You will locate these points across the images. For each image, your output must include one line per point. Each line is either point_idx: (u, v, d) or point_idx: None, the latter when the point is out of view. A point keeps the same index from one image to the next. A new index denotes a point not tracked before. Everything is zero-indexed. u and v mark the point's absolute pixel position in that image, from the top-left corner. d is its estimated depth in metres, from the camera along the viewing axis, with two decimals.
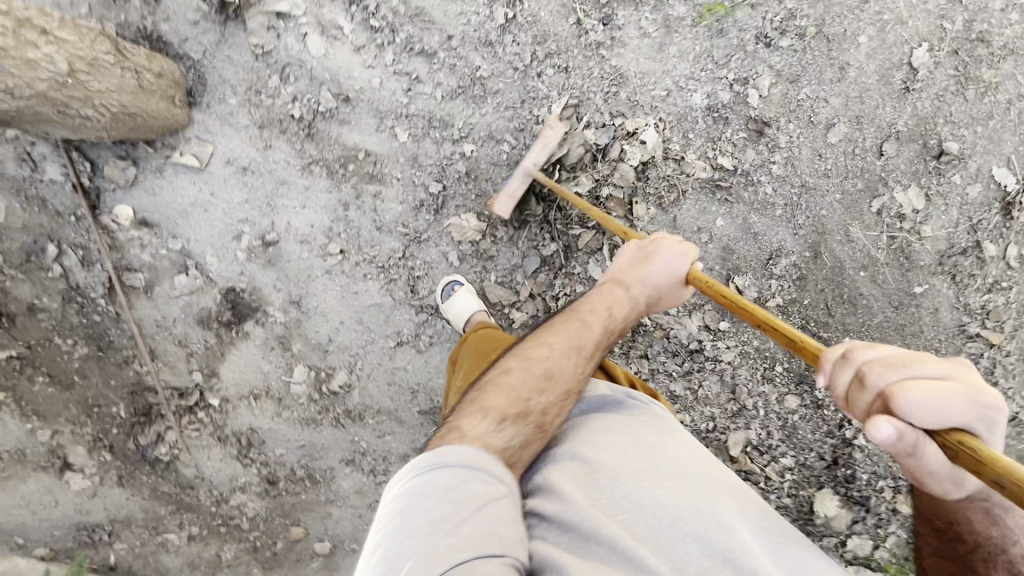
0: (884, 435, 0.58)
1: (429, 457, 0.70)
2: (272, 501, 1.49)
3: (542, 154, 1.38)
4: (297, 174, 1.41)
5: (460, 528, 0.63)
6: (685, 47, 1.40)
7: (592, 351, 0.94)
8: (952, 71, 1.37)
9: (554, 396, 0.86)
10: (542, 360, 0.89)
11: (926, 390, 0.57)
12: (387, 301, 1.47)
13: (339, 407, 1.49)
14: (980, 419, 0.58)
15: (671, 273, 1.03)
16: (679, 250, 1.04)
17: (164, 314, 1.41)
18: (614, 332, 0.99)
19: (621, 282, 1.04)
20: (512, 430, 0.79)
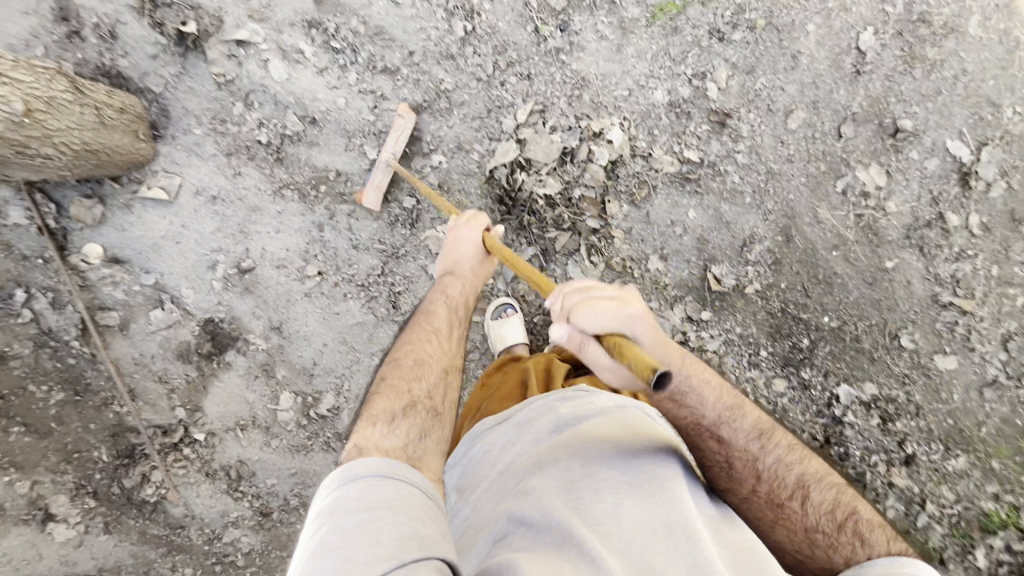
0: (557, 334, 0.78)
1: (348, 470, 0.66)
2: (267, 535, 1.46)
3: (399, 144, 1.40)
4: (268, 199, 1.41)
5: (379, 538, 0.58)
6: (642, 47, 1.43)
7: (446, 329, 1.04)
8: (898, 52, 1.43)
9: (431, 379, 0.93)
10: (408, 354, 0.96)
11: (593, 306, 0.77)
12: (370, 319, 1.46)
13: (329, 430, 1.46)
14: (627, 322, 0.78)
15: (473, 244, 1.18)
16: (471, 225, 1.21)
17: (142, 351, 1.38)
18: (459, 310, 1.11)
19: (449, 272, 1.16)
20: (406, 424, 0.83)
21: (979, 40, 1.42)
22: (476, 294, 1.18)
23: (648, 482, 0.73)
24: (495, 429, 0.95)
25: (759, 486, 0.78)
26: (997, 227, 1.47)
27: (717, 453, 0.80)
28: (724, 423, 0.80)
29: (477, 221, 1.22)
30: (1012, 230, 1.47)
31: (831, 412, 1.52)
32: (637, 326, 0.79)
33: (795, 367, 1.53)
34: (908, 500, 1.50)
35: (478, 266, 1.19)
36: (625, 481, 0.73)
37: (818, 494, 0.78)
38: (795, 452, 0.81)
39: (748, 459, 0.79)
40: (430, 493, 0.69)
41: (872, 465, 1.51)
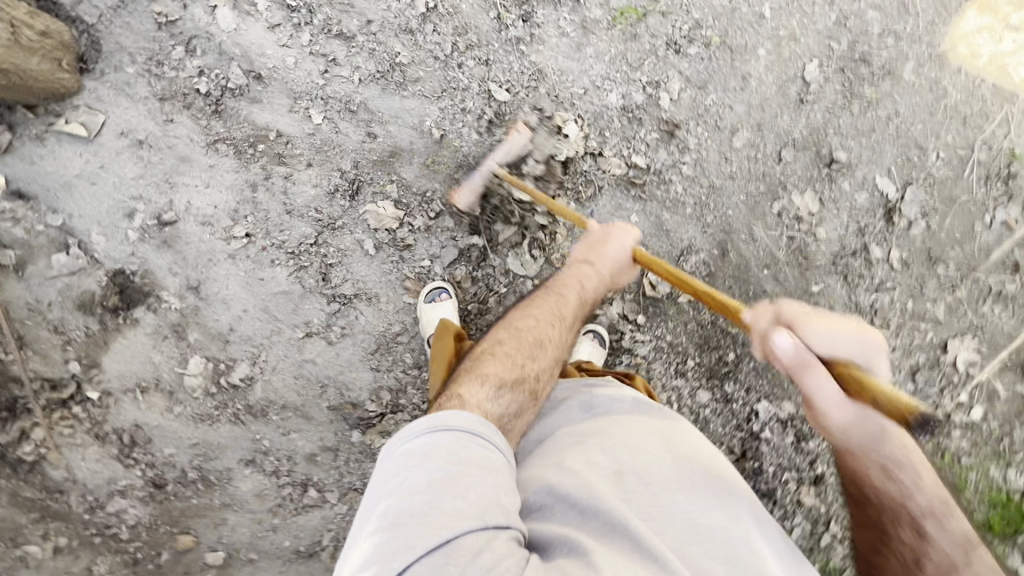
0: (780, 346, 0.90)
1: (437, 418, 0.76)
2: (157, 509, 1.36)
3: (507, 154, 1.42)
4: (200, 151, 1.33)
5: (466, 495, 0.67)
6: (601, 48, 1.45)
7: (566, 321, 1.07)
8: (839, 88, 1.50)
9: (541, 362, 0.99)
10: (529, 330, 1.02)
11: (822, 328, 0.88)
12: (297, 289, 1.40)
13: (239, 401, 1.39)
14: (862, 354, 0.86)
15: (623, 254, 1.21)
16: (628, 234, 1.24)
17: (38, 296, 1.27)
18: (586, 304, 1.14)
19: (586, 262, 1.19)
20: (510, 397, 0.90)
21: (913, 85, 1.51)
22: (603, 295, 1.19)
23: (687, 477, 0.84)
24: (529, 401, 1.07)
25: None
26: (914, 263, 1.56)
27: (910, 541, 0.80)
28: (936, 519, 0.80)
29: (634, 233, 1.25)
30: (928, 269, 1.56)
31: (750, 428, 1.55)
32: (871, 359, 0.85)
33: (720, 380, 1.56)
34: (814, 519, 1.54)
35: (617, 274, 1.21)
36: (663, 473, 0.84)
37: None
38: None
39: (943, 559, 0.78)
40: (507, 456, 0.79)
41: (783, 482, 1.55)
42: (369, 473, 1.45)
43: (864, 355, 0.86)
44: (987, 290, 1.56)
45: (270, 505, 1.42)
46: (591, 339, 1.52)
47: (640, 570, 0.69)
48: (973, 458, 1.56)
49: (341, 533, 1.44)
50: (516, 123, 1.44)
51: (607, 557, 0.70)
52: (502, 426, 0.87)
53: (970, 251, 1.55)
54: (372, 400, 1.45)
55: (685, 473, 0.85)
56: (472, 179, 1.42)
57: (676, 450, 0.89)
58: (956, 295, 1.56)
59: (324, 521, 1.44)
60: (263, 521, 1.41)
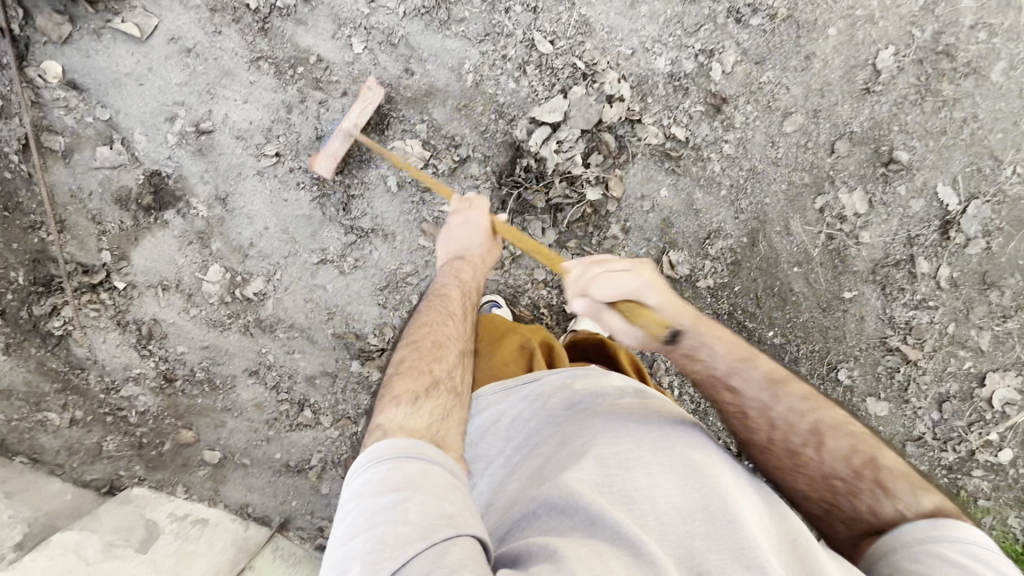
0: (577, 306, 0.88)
1: (371, 453, 0.73)
2: (165, 401, 1.45)
3: (362, 115, 1.36)
4: (243, 67, 1.37)
5: (405, 519, 0.64)
6: (656, 8, 1.37)
7: (462, 314, 1.05)
8: (914, 81, 1.37)
9: (449, 360, 0.93)
10: (427, 336, 0.96)
11: (611, 279, 0.84)
12: (317, 215, 1.43)
13: (250, 314, 1.45)
14: (643, 293, 0.85)
15: (481, 234, 1.22)
16: (470, 209, 1.24)
17: (81, 185, 1.36)
18: (472, 292, 1.13)
19: (458, 256, 1.19)
20: (428, 404, 0.84)
21: (1000, 88, 1.36)
22: (485, 282, 1.20)
23: (659, 457, 0.79)
24: (500, 400, 1.01)
25: (772, 436, 0.80)
26: (964, 284, 1.43)
27: (732, 403, 0.84)
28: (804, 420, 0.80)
29: (479, 204, 1.25)
30: (979, 292, 1.43)
31: None
32: (652, 294, 0.85)
33: None
34: None
35: (484, 253, 1.23)
36: (649, 461, 0.79)
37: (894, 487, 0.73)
38: (809, 401, 0.81)
39: (761, 407, 0.81)
40: (452, 464, 0.75)
41: None
42: (363, 405, 1.49)
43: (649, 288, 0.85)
44: None
45: (267, 416, 1.48)
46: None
47: (615, 561, 0.66)
48: (990, 501, 1.46)
49: (329, 457, 1.49)
50: (364, 82, 1.37)
51: (582, 553, 0.66)
52: (435, 432, 0.80)
53: None
54: (375, 333, 1.48)
55: (674, 460, 0.79)
56: (330, 144, 1.36)
57: (653, 430, 0.84)
58: (1005, 326, 1.44)
59: (315, 441, 1.49)
60: (259, 431, 1.48)
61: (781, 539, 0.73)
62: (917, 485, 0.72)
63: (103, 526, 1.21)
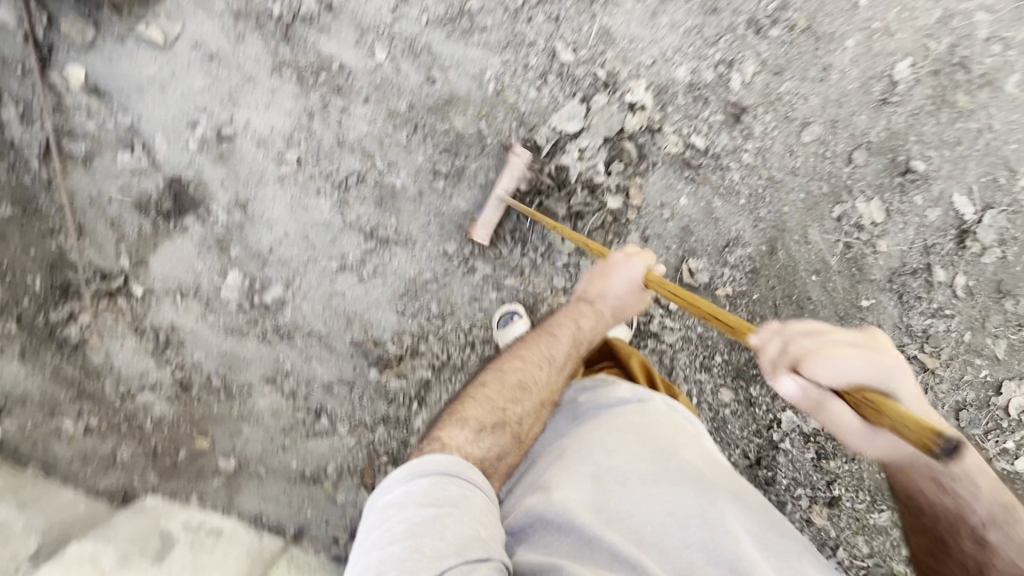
0: (787, 389, 0.71)
1: (404, 472, 0.81)
2: (180, 409, 1.43)
3: (512, 179, 1.40)
4: (266, 74, 1.37)
5: (443, 536, 0.72)
6: (677, 19, 1.39)
7: (562, 362, 1.08)
8: (930, 92, 1.39)
9: (526, 405, 1.01)
10: (516, 374, 1.04)
11: (831, 355, 0.67)
12: (337, 222, 1.43)
13: (268, 321, 1.44)
14: (886, 380, 0.67)
15: (628, 291, 1.13)
16: (634, 260, 1.13)
17: (101, 191, 1.35)
18: (583, 343, 1.13)
19: (586, 299, 1.17)
20: (489, 439, 0.94)
21: (1014, 100, 1.38)
22: (606, 334, 1.16)
23: (657, 470, 0.85)
24: None
25: None
26: (981, 293, 1.44)
27: (970, 550, 0.76)
28: (993, 526, 0.74)
29: (643, 259, 1.13)
30: (995, 301, 1.45)
31: (770, 435, 1.49)
32: (896, 381, 0.67)
33: (746, 382, 1.50)
34: (820, 541, 1.48)
35: (625, 310, 1.15)
36: (638, 477, 0.85)
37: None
38: None
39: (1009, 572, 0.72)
40: (485, 484, 0.84)
41: (795, 496, 1.49)
42: (380, 412, 1.49)
43: (894, 378, 0.67)
44: None
45: (284, 424, 1.47)
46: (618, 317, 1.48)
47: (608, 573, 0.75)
48: None
49: (345, 465, 1.48)
50: (513, 144, 1.41)
51: None
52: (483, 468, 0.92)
53: None
54: (393, 340, 1.48)
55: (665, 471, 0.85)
56: (486, 212, 1.42)
57: (656, 443, 0.89)
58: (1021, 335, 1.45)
59: (331, 449, 1.48)
60: (275, 440, 1.47)
61: (776, 548, 0.80)
62: None
63: (117, 536, 1.19)
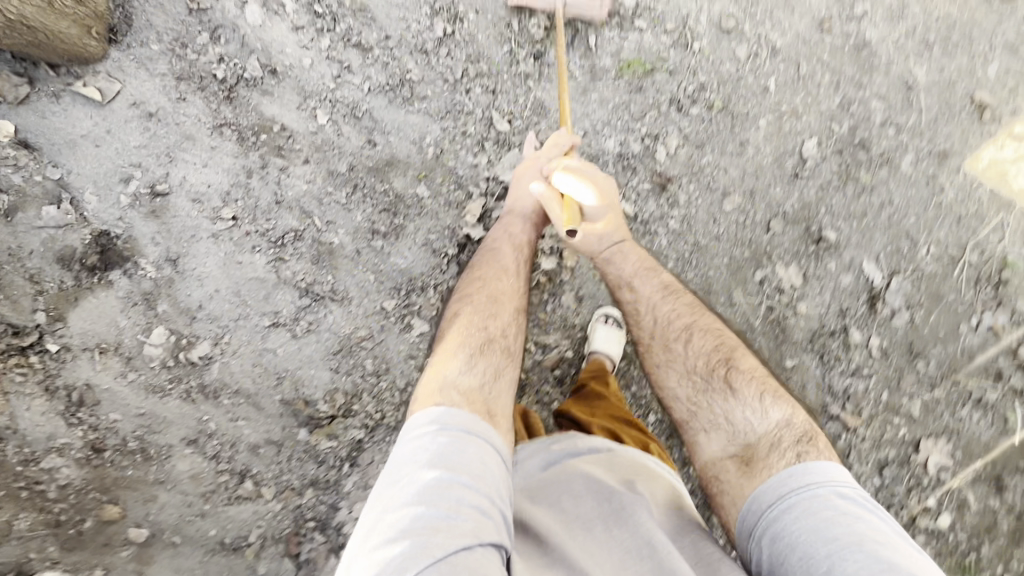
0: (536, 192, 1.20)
1: (432, 423, 0.79)
2: (90, 473, 1.33)
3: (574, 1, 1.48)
4: (205, 132, 1.39)
5: (460, 508, 0.69)
6: (606, 95, 1.49)
7: (515, 270, 1.16)
8: (835, 169, 1.52)
9: (505, 319, 1.04)
10: (482, 294, 1.07)
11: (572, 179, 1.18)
12: (271, 278, 1.42)
13: (193, 379, 1.39)
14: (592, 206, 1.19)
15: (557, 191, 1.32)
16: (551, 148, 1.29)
17: (20, 243, 1.30)
18: (527, 253, 1.24)
19: (512, 210, 1.30)
20: (482, 360, 0.93)
21: (910, 177, 1.51)
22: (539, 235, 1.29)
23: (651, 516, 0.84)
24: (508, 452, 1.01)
25: (682, 365, 1.03)
26: (894, 354, 1.53)
27: (667, 352, 1.06)
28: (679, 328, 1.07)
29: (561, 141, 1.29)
30: (908, 361, 1.53)
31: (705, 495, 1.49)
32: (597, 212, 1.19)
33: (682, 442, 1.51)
34: None
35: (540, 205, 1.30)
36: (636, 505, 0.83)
37: (741, 387, 0.95)
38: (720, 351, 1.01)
39: (675, 339, 1.06)
40: (497, 452, 0.80)
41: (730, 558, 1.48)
42: (309, 474, 1.44)
43: (595, 212, 1.20)
44: (967, 395, 1.53)
45: (204, 489, 1.39)
46: (607, 323, 1.48)
47: None
48: None
49: (270, 531, 1.41)
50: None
51: None
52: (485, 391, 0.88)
53: (951, 352, 1.53)
54: (325, 400, 1.45)
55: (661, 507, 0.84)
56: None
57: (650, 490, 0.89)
58: (933, 394, 1.53)
59: (254, 516, 1.41)
60: (194, 506, 1.38)
61: None
62: (762, 393, 0.93)
63: None
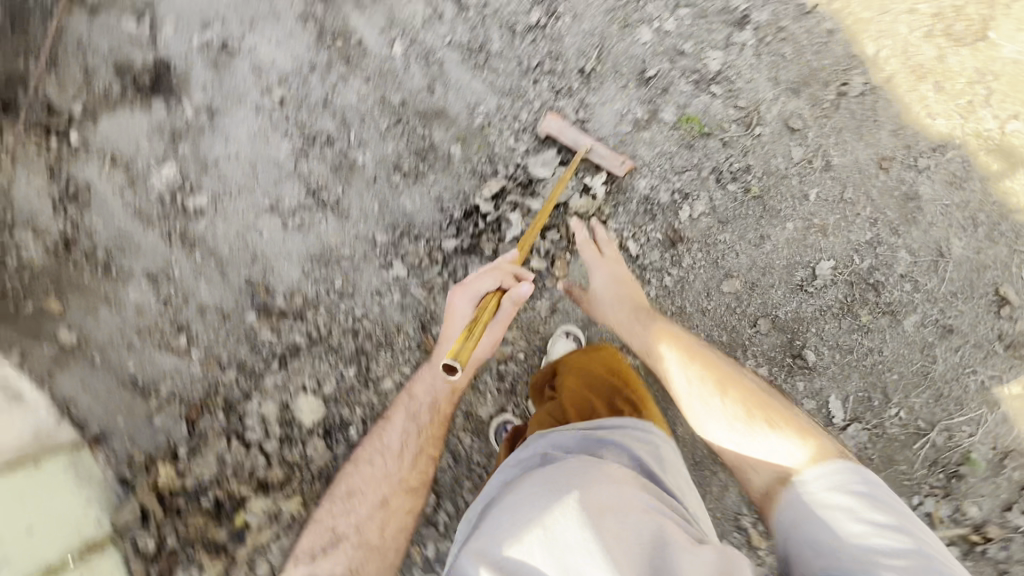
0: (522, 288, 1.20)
1: None
2: (52, 264, 1.40)
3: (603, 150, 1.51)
4: (291, 17, 1.48)
5: None
6: (656, 139, 1.53)
7: (398, 449, 1.22)
8: (840, 297, 1.51)
9: (362, 512, 1.16)
10: (348, 480, 1.22)
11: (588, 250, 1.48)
12: (289, 166, 1.48)
13: (179, 222, 1.45)
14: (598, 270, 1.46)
15: (467, 302, 1.20)
16: (470, 287, 1.23)
17: (92, 40, 1.41)
18: (432, 413, 1.25)
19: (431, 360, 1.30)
20: (332, 557, 1.10)
21: (907, 337, 1.50)
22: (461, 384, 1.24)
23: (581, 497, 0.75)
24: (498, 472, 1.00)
25: (715, 409, 1.11)
26: None
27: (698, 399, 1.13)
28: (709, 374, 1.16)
29: (478, 283, 1.23)
30: None
31: None
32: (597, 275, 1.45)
33: None
34: None
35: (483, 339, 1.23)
36: (597, 499, 0.75)
37: (779, 425, 1.05)
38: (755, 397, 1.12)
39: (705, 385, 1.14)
40: None
41: None
42: (239, 356, 1.46)
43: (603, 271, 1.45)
44: None
45: (141, 324, 1.43)
46: (568, 338, 1.50)
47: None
48: None
49: (180, 391, 1.44)
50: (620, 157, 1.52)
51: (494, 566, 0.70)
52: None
53: None
54: (285, 295, 1.48)
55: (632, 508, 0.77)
56: (568, 135, 1.51)
57: (592, 477, 0.80)
58: None
59: (174, 369, 1.44)
60: (125, 334, 1.42)
61: None
62: (796, 430, 1.03)
63: None
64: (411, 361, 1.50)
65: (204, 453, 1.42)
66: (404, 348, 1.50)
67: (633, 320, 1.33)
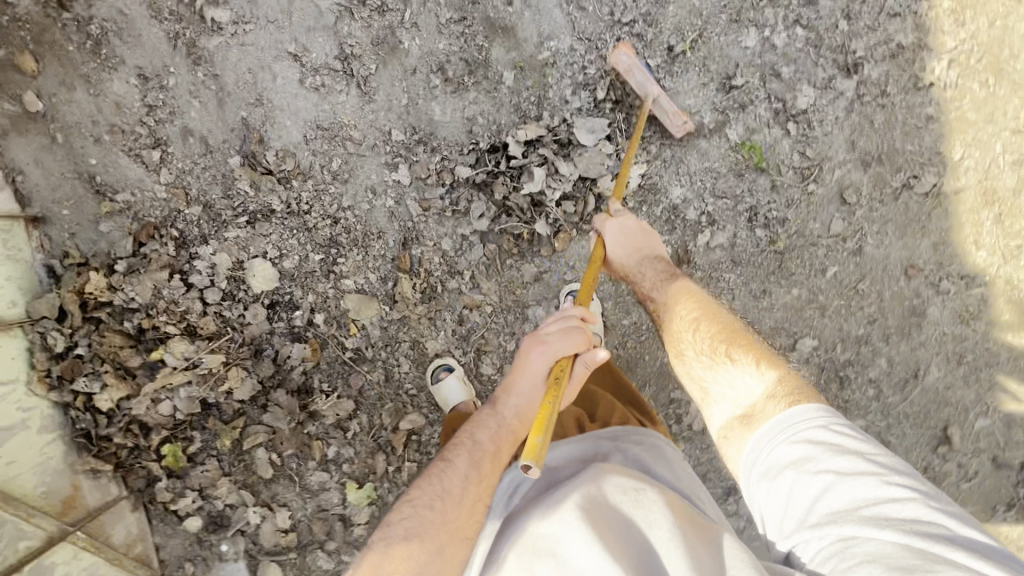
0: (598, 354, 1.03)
1: None
2: (39, 17, 1.24)
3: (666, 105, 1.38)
4: None
5: None
6: (709, 153, 1.44)
7: (461, 494, 0.93)
8: (806, 376, 1.51)
9: (420, 563, 0.87)
10: (400, 523, 0.90)
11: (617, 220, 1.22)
12: (328, 19, 1.32)
13: (190, 30, 1.29)
14: (621, 233, 1.23)
15: (547, 360, 1.02)
16: (548, 344, 1.03)
17: None
18: (502, 456, 0.99)
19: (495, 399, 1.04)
20: None
21: None
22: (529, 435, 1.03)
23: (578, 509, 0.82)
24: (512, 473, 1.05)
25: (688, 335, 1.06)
26: None
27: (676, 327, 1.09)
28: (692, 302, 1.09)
29: (562, 337, 1.03)
30: None
31: None
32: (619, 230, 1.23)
33: None
34: None
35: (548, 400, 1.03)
36: (597, 505, 0.81)
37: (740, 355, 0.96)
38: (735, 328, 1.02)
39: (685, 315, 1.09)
40: None
41: None
42: (208, 196, 1.36)
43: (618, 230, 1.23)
44: None
45: (116, 121, 1.31)
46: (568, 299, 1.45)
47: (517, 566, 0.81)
48: None
49: (136, 206, 1.34)
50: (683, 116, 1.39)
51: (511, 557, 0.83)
52: None
53: None
54: (276, 153, 1.37)
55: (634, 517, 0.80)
56: (635, 75, 1.36)
57: (588, 487, 0.85)
58: None
59: (136, 182, 1.34)
60: (95, 125, 1.30)
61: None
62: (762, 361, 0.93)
63: None
64: (379, 271, 1.43)
65: (141, 276, 1.34)
66: (377, 255, 1.43)
67: (648, 268, 1.20)
